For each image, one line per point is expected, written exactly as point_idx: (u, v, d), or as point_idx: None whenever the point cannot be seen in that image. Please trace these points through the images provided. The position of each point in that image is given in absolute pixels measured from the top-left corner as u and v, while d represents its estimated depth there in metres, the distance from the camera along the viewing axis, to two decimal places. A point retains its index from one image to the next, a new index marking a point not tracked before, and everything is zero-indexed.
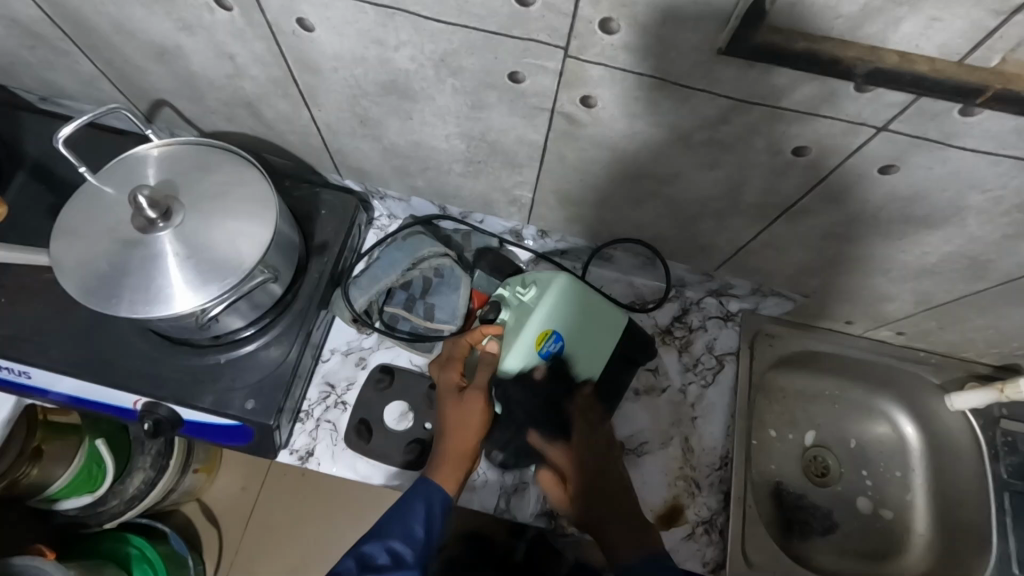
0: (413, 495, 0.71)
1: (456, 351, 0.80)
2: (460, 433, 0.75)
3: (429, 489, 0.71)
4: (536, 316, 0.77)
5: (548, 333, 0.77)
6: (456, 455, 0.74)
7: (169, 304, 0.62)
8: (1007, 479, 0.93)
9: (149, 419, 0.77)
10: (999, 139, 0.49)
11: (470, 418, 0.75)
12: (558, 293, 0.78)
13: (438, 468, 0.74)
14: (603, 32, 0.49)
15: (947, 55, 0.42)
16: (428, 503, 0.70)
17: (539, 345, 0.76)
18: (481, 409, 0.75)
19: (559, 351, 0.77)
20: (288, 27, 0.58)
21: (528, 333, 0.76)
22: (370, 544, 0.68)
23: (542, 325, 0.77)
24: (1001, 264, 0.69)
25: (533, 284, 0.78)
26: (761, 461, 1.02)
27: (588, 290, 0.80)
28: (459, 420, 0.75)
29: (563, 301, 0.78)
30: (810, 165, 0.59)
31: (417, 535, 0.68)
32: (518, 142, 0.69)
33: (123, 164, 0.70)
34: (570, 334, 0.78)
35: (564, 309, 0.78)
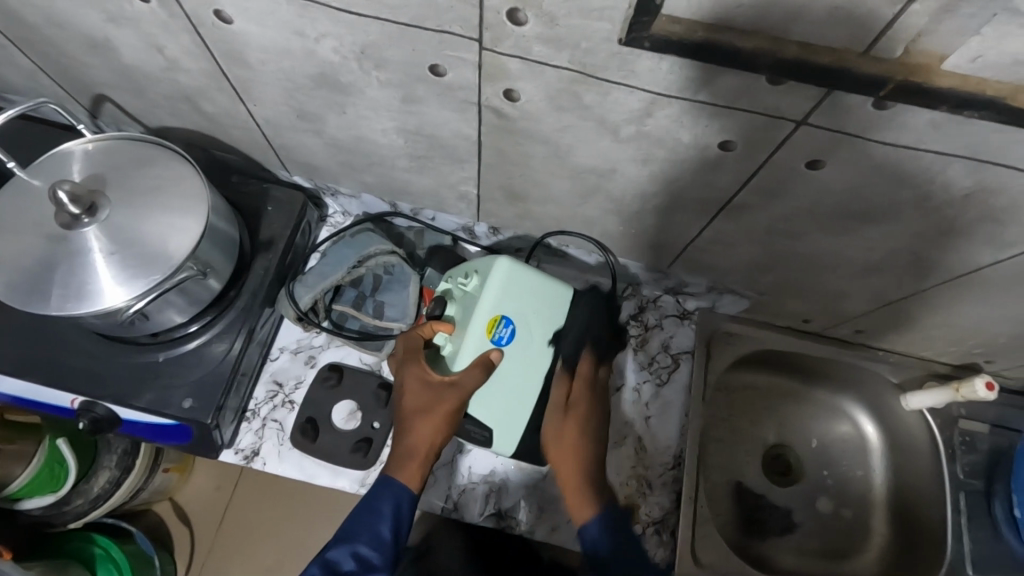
0: (378, 497, 0.66)
1: (418, 343, 0.74)
2: (426, 430, 0.69)
3: (393, 490, 0.67)
4: (480, 306, 0.70)
5: (497, 318, 0.70)
6: (419, 453, 0.69)
7: (91, 302, 0.61)
8: (963, 478, 0.92)
9: (86, 418, 0.75)
10: (917, 133, 0.48)
11: (440, 414, 0.69)
12: (501, 277, 0.71)
13: (402, 467, 0.69)
14: (513, 23, 0.48)
15: (853, 46, 0.41)
16: (395, 505, 0.66)
17: (489, 333, 0.70)
18: (451, 406, 0.69)
19: (512, 335, 0.71)
20: (208, 19, 0.57)
21: (473, 326, 0.70)
22: (334, 551, 0.63)
23: (489, 312, 0.70)
24: (943, 261, 0.68)
25: (473, 272, 0.73)
26: (723, 459, 1.00)
27: (534, 268, 0.73)
28: (426, 417, 0.69)
29: (507, 283, 0.71)
30: (739, 160, 0.58)
31: (384, 536, 0.64)
32: (456, 137, 0.68)
33: (51, 160, 0.68)
34: (521, 314, 0.72)
35: (511, 289, 0.71)
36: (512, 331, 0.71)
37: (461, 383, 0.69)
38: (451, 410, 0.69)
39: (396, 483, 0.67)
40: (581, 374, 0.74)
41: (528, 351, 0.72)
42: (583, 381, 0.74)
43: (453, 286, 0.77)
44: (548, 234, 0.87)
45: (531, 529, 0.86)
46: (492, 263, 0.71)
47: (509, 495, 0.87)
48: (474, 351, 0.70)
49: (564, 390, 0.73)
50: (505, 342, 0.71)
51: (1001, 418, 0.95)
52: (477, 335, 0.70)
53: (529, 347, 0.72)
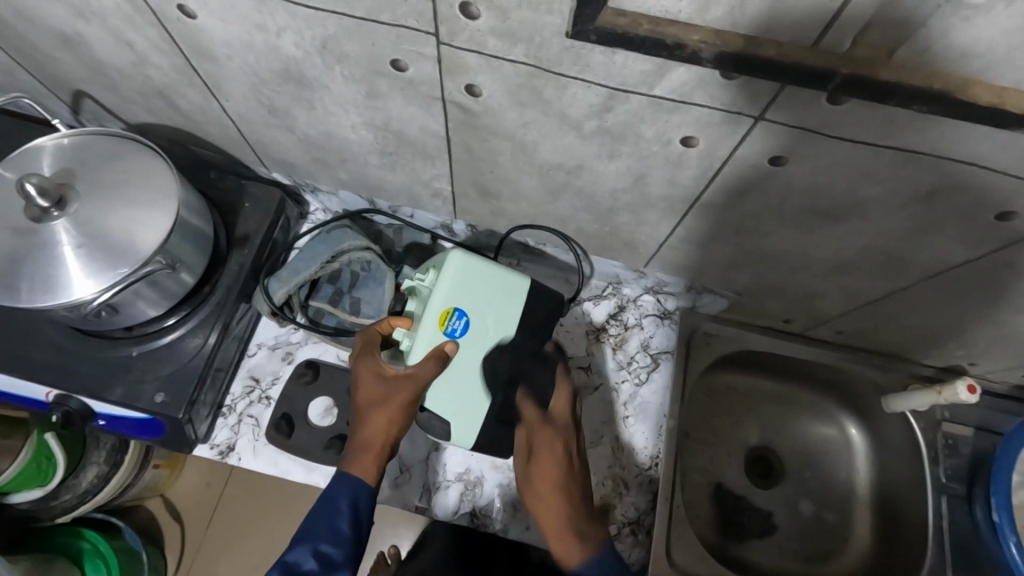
0: (337, 492, 0.65)
1: (376, 338, 0.74)
2: (381, 422, 0.68)
3: (349, 483, 0.66)
4: (434, 299, 0.71)
5: (451, 310, 0.71)
6: (375, 445, 0.68)
7: (59, 295, 0.62)
8: (944, 481, 0.90)
9: (59, 411, 0.76)
10: (873, 129, 0.48)
11: (393, 405, 0.68)
12: (455, 270, 0.72)
13: (357, 460, 0.67)
14: (466, 16, 0.48)
15: (800, 39, 0.41)
16: (352, 499, 0.65)
17: (443, 325, 0.71)
18: (406, 398, 0.68)
19: (467, 328, 0.71)
20: (172, 14, 0.58)
21: (427, 319, 0.71)
22: (294, 550, 0.62)
23: (443, 304, 0.71)
24: (914, 260, 0.67)
25: (429, 267, 0.74)
26: (703, 461, 1.00)
27: (490, 259, 0.74)
28: (381, 410, 0.68)
29: (461, 275, 0.72)
30: (702, 157, 0.58)
31: (344, 532, 0.63)
32: (423, 133, 0.68)
33: (23, 155, 0.69)
34: (477, 306, 0.72)
35: (466, 282, 0.72)
36: (467, 324, 0.72)
37: (417, 375, 0.68)
38: (405, 400, 0.68)
39: (351, 475, 0.66)
40: (528, 423, 0.72)
41: (483, 342, 0.72)
42: (535, 426, 0.73)
43: (413, 283, 0.77)
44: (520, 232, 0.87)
45: (506, 527, 0.86)
46: (447, 256, 0.73)
47: (483, 492, 0.87)
48: (428, 345, 0.70)
49: (523, 452, 0.72)
50: (460, 334, 0.71)
51: (985, 421, 0.94)
52: (431, 329, 0.70)
53: (484, 338, 0.72)
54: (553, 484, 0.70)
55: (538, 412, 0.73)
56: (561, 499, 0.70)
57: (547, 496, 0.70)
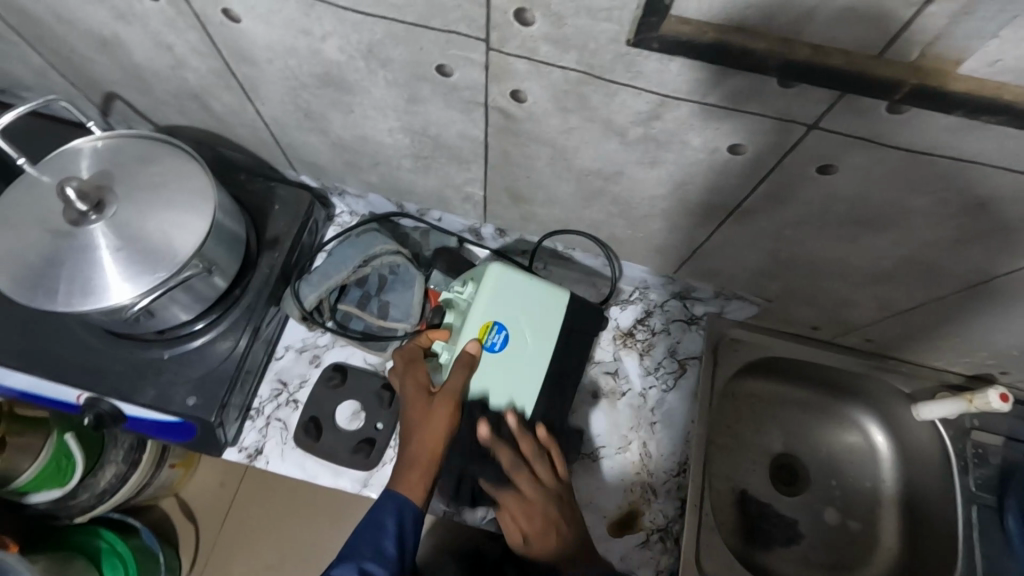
0: (382, 511, 0.66)
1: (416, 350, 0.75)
2: (427, 438, 0.68)
3: (395, 503, 0.66)
4: (474, 311, 0.72)
5: (490, 324, 0.71)
6: (422, 463, 0.67)
7: (99, 298, 0.61)
8: (974, 491, 0.90)
9: (90, 414, 0.75)
10: (931, 139, 0.48)
11: (434, 422, 0.68)
12: (493, 283, 0.72)
13: (403, 478, 0.67)
14: (520, 23, 0.47)
15: (867, 49, 0.41)
16: (398, 518, 0.65)
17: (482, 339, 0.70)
18: (445, 412, 0.68)
19: (504, 343, 0.71)
20: (216, 17, 0.57)
21: (466, 331, 0.71)
22: (339, 567, 0.63)
23: (482, 317, 0.71)
24: (956, 271, 0.66)
25: (469, 281, 0.75)
26: (726, 467, 0.99)
27: (530, 275, 0.74)
28: (422, 429, 0.68)
29: (500, 289, 0.72)
30: (748, 164, 0.57)
31: (389, 552, 0.64)
32: (460, 137, 0.68)
33: (60, 157, 0.69)
34: (514, 319, 0.72)
35: (505, 296, 0.72)
36: (506, 338, 0.71)
37: (449, 387, 0.69)
38: (446, 415, 0.68)
39: (397, 495, 0.66)
40: (507, 508, 0.70)
41: (521, 356, 0.72)
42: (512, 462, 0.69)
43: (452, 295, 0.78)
44: (553, 236, 0.86)
45: None
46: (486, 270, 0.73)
47: None
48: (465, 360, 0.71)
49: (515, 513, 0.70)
50: (499, 348, 0.71)
51: (1015, 430, 0.93)
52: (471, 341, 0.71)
53: (523, 352, 0.72)
54: (542, 527, 0.68)
55: (516, 497, 0.70)
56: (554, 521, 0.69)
57: (541, 516, 0.69)
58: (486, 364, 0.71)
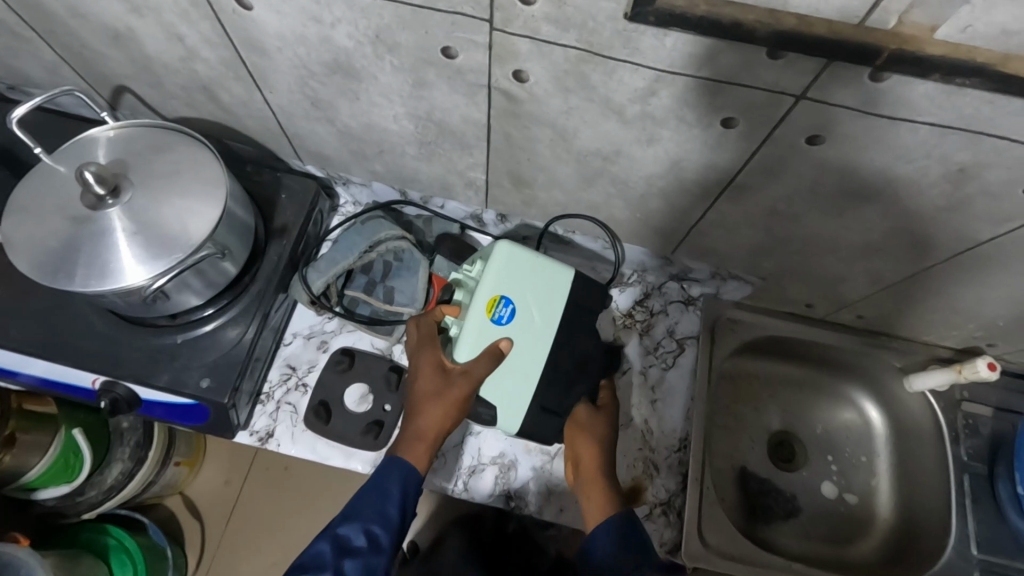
0: (388, 477, 0.67)
1: (430, 328, 0.77)
2: (438, 414, 0.71)
3: (400, 470, 0.68)
4: (481, 288, 0.74)
5: (497, 298, 0.74)
6: (428, 435, 0.70)
7: (116, 279, 0.63)
8: (966, 460, 0.93)
9: (106, 398, 0.77)
10: (913, 107, 0.50)
11: (450, 401, 0.71)
12: (500, 259, 0.74)
13: (412, 448, 0.70)
14: (523, 3, 0.50)
15: (848, 19, 0.44)
16: (403, 484, 0.67)
17: (490, 312, 0.73)
18: (462, 393, 0.71)
19: (512, 316, 0.73)
20: (229, 7, 0.60)
21: (474, 307, 0.73)
22: (344, 527, 0.64)
23: (489, 292, 0.73)
24: (942, 241, 0.69)
25: (478, 259, 0.77)
26: (726, 445, 1.01)
27: (537, 253, 0.76)
28: (436, 403, 0.71)
29: (507, 264, 0.74)
30: (741, 138, 0.60)
31: (392, 516, 0.65)
32: (464, 121, 0.70)
33: (77, 146, 0.71)
34: (522, 295, 0.74)
35: (511, 273, 0.74)
36: (512, 311, 0.74)
37: (472, 372, 0.71)
38: (462, 397, 0.71)
39: (403, 462, 0.68)
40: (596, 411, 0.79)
41: (528, 329, 0.74)
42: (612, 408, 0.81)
43: (461, 275, 0.80)
44: (555, 222, 0.88)
45: (540, 508, 0.87)
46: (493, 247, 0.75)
47: (518, 475, 0.89)
48: (476, 333, 0.72)
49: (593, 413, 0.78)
50: (506, 321, 0.73)
51: (1004, 402, 0.97)
52: (479, 316, 0.73)
53: (530, 325, 0.74)
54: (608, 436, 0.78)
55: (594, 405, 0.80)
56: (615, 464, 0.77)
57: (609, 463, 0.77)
58: (495, 338, 0.73)
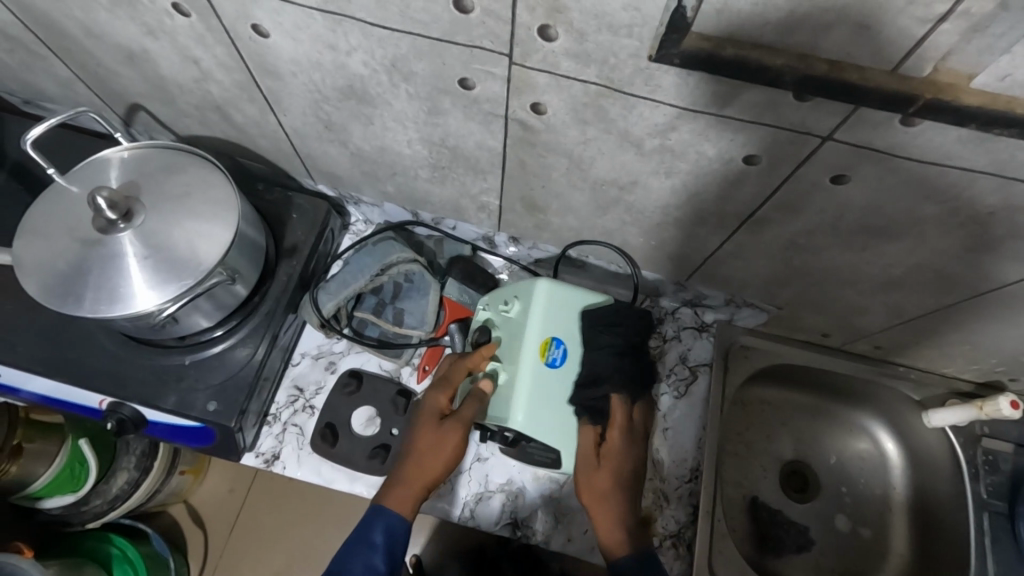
0: (371, 525, 0.68)
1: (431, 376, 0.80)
2: (428, 458, 0.71)
3: (384, 518, 0.68)
4: (530, 331, 0.72)
5: (548, 341, 0.72)
6: (414, 482, 0.71)
7: (125, 304, 0.62)
8: (986, 498, 0.90)
9: (112, 419, 0.77)
10: (944, 150, 0.49)
11: (440, 444, 0.72)
12: (540, 301, 0.73)
13: (396, 494, 0.70)
14: (543, 38, 0.49)
15: (880, 63, 0.43)
16: (386, 532, 0.67)
17: (543, 357, 0.71)
18: (455, 437, 0.72)
19: (564, 359, 0.72)
20: (244, 33, 0.59)
21: (527, 352, 0.71)
22: None
23: (539, 334, 0.72)
24: (967, 279, 0.67)
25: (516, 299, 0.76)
26: (737, 472, 0.99)
27: (575, 287, 0.75)
28: (428, 447, 0.72)
29: (547, 304, 0.73)
30: (762, 173, 0.59)
31: (379, 568, 0.65)
32: (478, 148, 0.69)
33: (89, 166, 0.71)
34: (571, 334, 0.73)
35: (556, 312, 0.73)
36: (563, 352, 0.72)
37: (461, 416, 0.72)
38: (455, 441, 0.72)
39: (387, 511, 0.69)
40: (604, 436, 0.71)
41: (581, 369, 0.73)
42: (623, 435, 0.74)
43: (496, 314, 0.79)
44: (568, 246, 0.87)
45: (547, 538, 0.86)
46: (529, 289, 0.74)
47: (525, 504, 0.87)
48: (530, 380, 0.70)
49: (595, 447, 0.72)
50: (559, 364, 0.72)
51: None
52: (534, 360, 0.71)
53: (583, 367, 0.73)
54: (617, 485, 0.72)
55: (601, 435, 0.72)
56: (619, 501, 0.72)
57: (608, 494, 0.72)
58: (544, 381, 0.71)
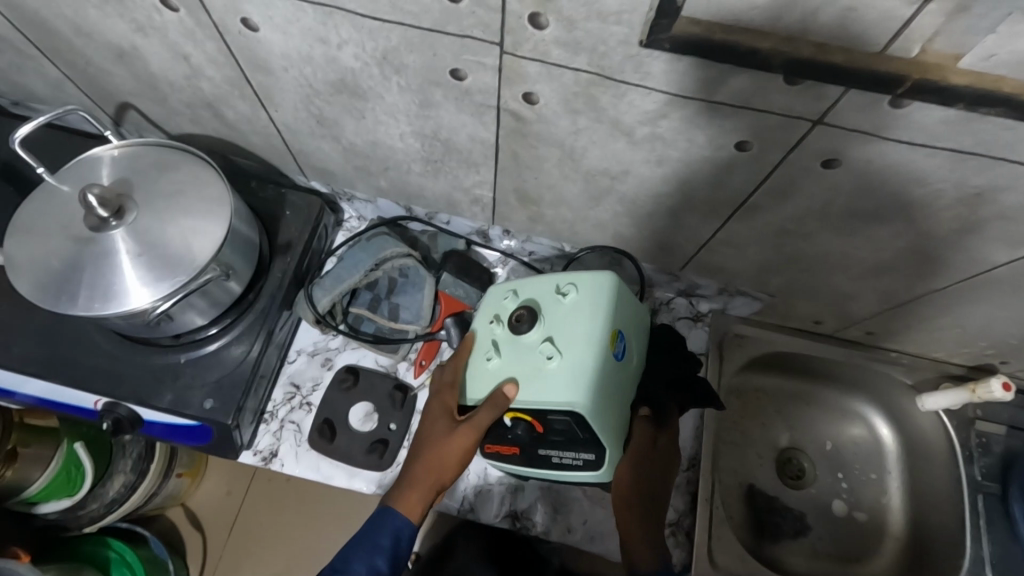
0: (381, 529, 0.68)
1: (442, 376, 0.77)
2: (440, 460, 0.70)
3: (393, 519, 0.68)
4: (602, 319, 0.66)
5: (615, 331, 0.67)
6: (425, 484, 0.70)
7: (120, 302, 0.62)
8: (980, 480, 0.91)
9: (109, 418, 0.77)
10: (932, 132, 0.49)
11: (454, 449, 0.70)
12: (610, 294, 0.67)
13: (406, 495, 0.70)
14: (534, 27, 0.49)
15: (868, 46, 0.43)
16: (394, 534, 0.68)
17: (613, 346, 0.66)
18: (467, 443, 0.70)
19: (623, 352, 0.69)
20: (233, 27, 0.59)
21: (602, 338, 0.65)
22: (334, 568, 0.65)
23: (610, 325, 0.66)
24: (957, 262, 0.68)
25: (578, 284, 0.68)
26: (735, 460, 1.00)
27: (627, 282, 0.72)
28: (440, 451, 0.70)
29: (616, 298, 0.68)
30: (754, 160, 0.59)
31: (384, 545, 0.67)
32: (471, 141, 0.69)
33: (80, 165, 0.71)
34: (626, 327, 0.70)
35: (620, 303, 0.69)
36: (624, 345, 0.69)
37: (476, 422, 0.69)
38: (468, 445, 0.70)
39: (396, 513, 0.69)
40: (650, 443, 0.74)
41: (626, 363, 0.71)
42: (664, 453, 0.76)
43: (542, 296, 0.70)
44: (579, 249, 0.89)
45: (547, 529, 0.86)
46: (594, 278, 0.68)
47: (524, 497, 0.88)
48: (603, 369, 0.65)
49: (639, 449, 0.73)
50: (620, 357, 0.68)
51: (1016, 420, 0.95)
52: (609, 349, 0.66)
53: (629, 362, 0.72)
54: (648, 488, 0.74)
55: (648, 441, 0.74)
56: (640, 514, 0.73)
57: (632, 504, 0.72)
58: (610, 372, 0.66)
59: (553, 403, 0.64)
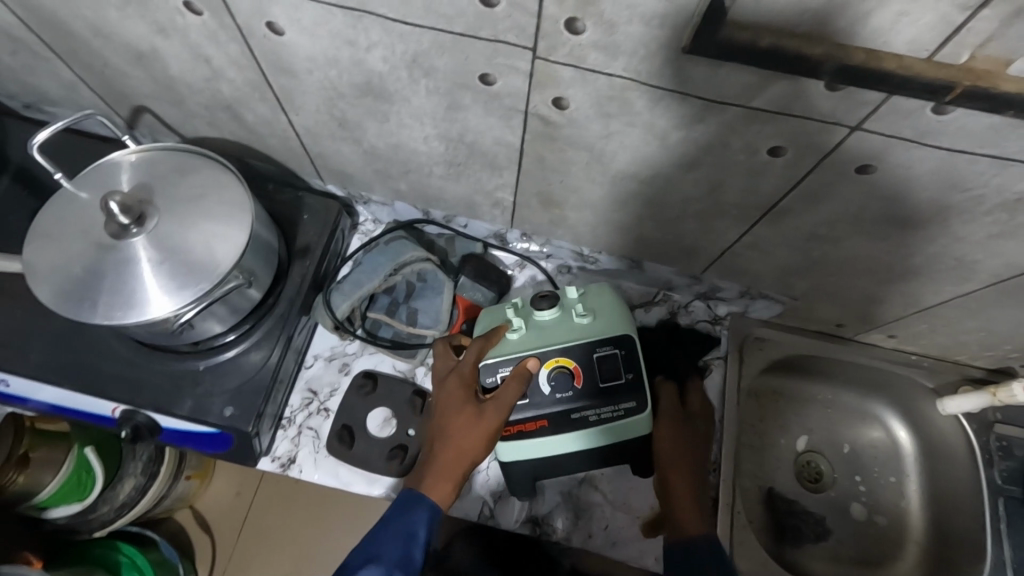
0: (416, 517, 0.66)
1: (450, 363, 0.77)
2: (466, 446, 0.68)
3: (424, 505, 0.67)
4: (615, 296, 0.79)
5: None
6: (452, 471, 0.68)
7: (142, 310, 0.61)
8: (1000, 484, 0.91)
9: (127, 426, 0.76)
10: (975, 138, 0.49)
11: (481, 431, 0.68)
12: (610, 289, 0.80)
13: (437, 483, 0.68)
14: (570, 32, 0.49)
15: (917, 51, 0.42)
16: (429, 523, 0.66)
17: None
18: (495, 422, 0.68)
19: None
20: (259, 31, 0.58)
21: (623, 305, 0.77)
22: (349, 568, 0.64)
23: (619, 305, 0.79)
24: (988, 266, 0.67)
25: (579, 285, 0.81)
26: (753, 463, 1.00)
27: None
28: (466, 435, 0.68)
29: None
30: (788, 164, 0.58)
31: (420, 537, 0.66)
32: (496, 144, 0.68)
33: (98, 170, 0.70)
34: None
35: None
36: None
37: (502, 398, 0.69)
38: (495, 427, 0.68)
39: (427, 500, 0.67)
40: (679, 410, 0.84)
41: None
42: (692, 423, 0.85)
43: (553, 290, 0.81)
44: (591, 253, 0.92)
45: (567, 535, 0.85)
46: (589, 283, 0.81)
47: (544, 503, 0.87)
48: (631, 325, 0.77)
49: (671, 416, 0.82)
50: None
51: None
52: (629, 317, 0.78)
53: None
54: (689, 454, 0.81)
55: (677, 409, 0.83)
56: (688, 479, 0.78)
57: (671, 469, 0.78)
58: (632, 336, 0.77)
59: (604, 337, 0.73)
